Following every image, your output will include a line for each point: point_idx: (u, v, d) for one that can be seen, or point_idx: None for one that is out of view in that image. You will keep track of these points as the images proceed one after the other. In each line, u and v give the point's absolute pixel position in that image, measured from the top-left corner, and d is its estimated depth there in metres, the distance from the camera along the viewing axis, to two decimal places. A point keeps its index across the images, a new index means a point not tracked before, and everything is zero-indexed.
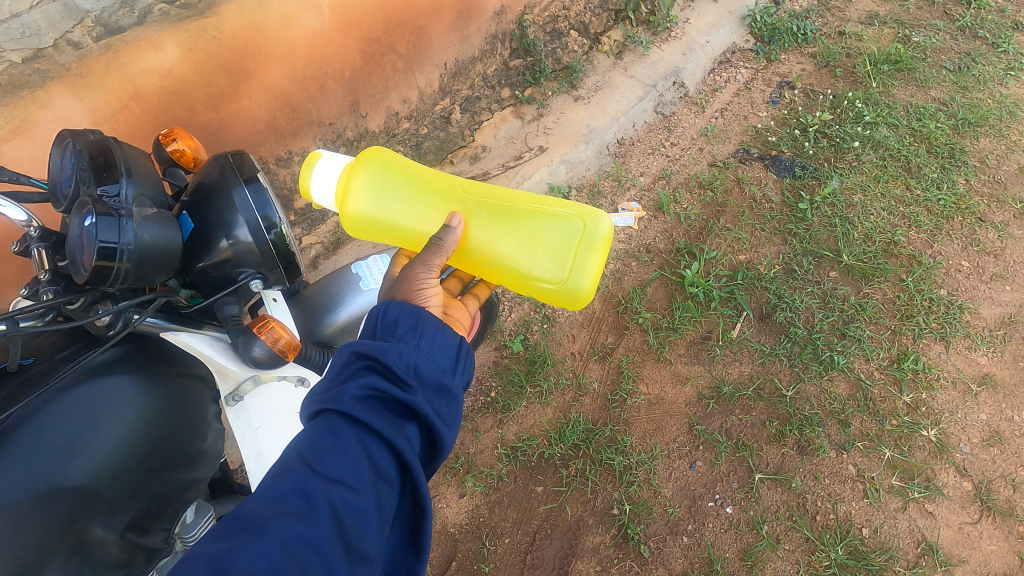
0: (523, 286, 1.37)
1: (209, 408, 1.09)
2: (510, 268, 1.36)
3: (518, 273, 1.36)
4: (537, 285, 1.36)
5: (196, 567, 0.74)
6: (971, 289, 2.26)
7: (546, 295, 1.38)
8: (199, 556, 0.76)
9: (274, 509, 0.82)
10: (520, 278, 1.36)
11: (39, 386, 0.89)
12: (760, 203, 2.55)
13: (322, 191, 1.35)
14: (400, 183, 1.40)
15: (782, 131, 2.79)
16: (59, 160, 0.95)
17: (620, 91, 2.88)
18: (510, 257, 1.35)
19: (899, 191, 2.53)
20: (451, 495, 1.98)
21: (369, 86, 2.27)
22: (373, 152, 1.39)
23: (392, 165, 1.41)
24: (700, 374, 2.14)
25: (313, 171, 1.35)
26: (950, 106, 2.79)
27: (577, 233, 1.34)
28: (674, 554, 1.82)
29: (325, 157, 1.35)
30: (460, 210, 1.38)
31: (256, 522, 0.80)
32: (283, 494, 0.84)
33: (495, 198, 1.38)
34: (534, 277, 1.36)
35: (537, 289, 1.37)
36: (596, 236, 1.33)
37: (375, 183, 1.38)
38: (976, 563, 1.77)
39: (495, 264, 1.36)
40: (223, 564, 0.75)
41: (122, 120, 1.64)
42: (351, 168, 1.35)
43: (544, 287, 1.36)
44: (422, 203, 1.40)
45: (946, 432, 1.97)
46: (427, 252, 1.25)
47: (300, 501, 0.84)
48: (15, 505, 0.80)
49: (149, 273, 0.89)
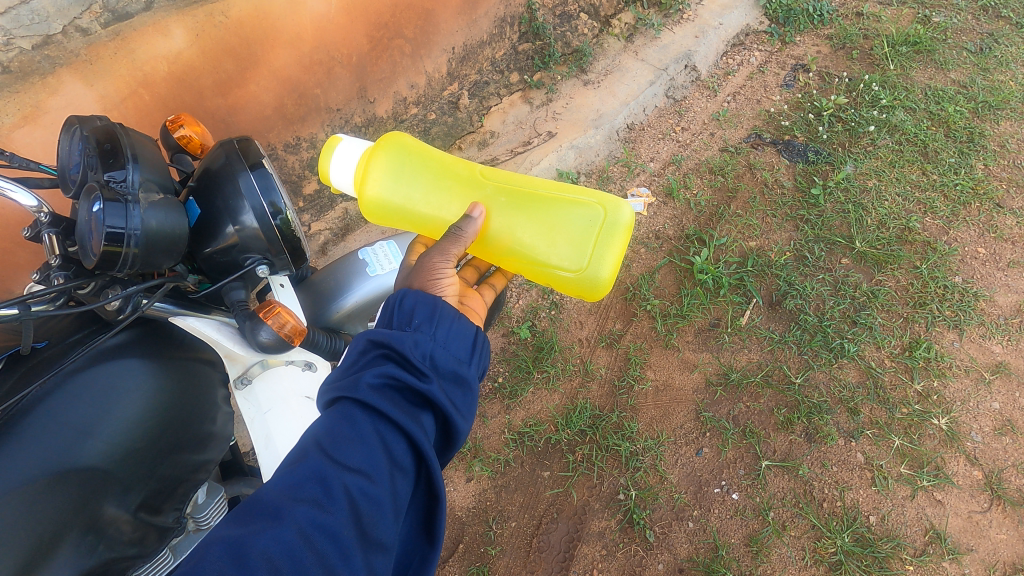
0: (542, 273, 1.37)
1: (218, 391, 1.10)
2: (530, 256, 1.36)
3: (538, 261, 1.36)
4: (556, 274, 1.36)
5: (214, 552, 0.76)
6: (986, 277, 2.22)
7: (564, 283, 1.37)
8: (216, 542, 0.77)
9: (292, 496, 0.84)
10: (540, 266, 1.36)
11: (52, 369, 0.91)
12: (772, 188, 2.52)
13: (340, 176, 1.35)
14: (420, 168, 1.40)
15: (796, 115, 2.74)
16: (67, 146, 0.95)
17: (631, 75, 2.84)
18: (529, 245, 1.35)
19: (915, 176, 2.48)
20: (458, 479, 2.00)
21: (376, 72, 2.26)
22: (393, 136, 1.39)
23: (411, 150, 1.40)
24: (708, 361, 2.13)
25: (331, 156, 1.35)
26: (969, 88, 2.72)
27: (599, 224, 1.33)
28: (679, 540, 1.83)
29: (344, 142, 1.34)
30: (479, 197, 1.37)
31: (274, 508, 0.82)
32: (300, 481, 0.86)
33: (515, 185, 1.38)
34: (553, 266, 1.35)
35: (555, 277, 1.37)
36: (616, 225, 1.32)
37: (394, 168, 1.38)
38: (984, 552, 1.75)
39: (515, 251, 1.36)
40: (242, 549, 0.76)
41: (131, 106, 1.65)
42: (369, 154, 1.35)
43: (562, 275, 1.36)
44: (440, 189, 1.40)
45: (957, 421, 1.95)
46: (444, 241, 1.24)
47: (317, 488, 0.85)
48: (31, 483, 0.83)
49: (157, 258, 0.90)
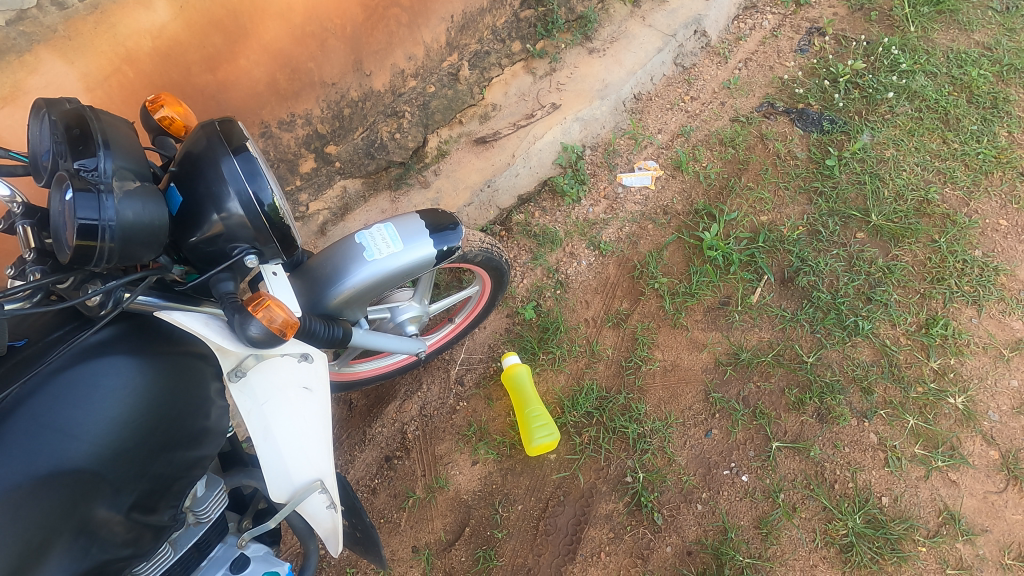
0: (524, 406, 1.97)
1: (211, 385, 1.05)
2: (525, 386, 2.00)
3: (533, 397, 1.99)
4: (534, 410, 1.96)
5: None
6: (1008, 250, 2.13)
7: (524, 427, 1.97)
8: None
9: None
10: (535, 401, 1.98)
11: (34, 369, 0.88)
12: (785, 159, 2.43)
13: None
14: None
15: (810, 82, 2.62)
16: (37, 132, 0.90)
17: (638, 42, 2.70)
18: (525, 381, 2.00)
19: (935, 145, 2.38)
20: (464, 462, 1.99)
21: (372, 43, 2.15)
22: None
23: None
24: (717, 341, 2.09)
25: None
26: (994, 51, 2.58)
27: (545, 430, 1.93)
28: (688, 522, 1.80)
29: None
30: None
31: None
32: None
33: None
34: (538, 407, 1.97)
35: (529, 416, 1.95)
36: (546, 441, 1.91)
37: None
38: (1000, 533, 1.68)
39: (510, 388, 2.03)
40: None
41: (116, 84, 1.59)
42: None
43: (538, 415, 1.95)
44: None
45: (974, 400, 1.88)
46: None
47: None
48: (16, 489, 0.81)
49: (136, 251, 0.85)
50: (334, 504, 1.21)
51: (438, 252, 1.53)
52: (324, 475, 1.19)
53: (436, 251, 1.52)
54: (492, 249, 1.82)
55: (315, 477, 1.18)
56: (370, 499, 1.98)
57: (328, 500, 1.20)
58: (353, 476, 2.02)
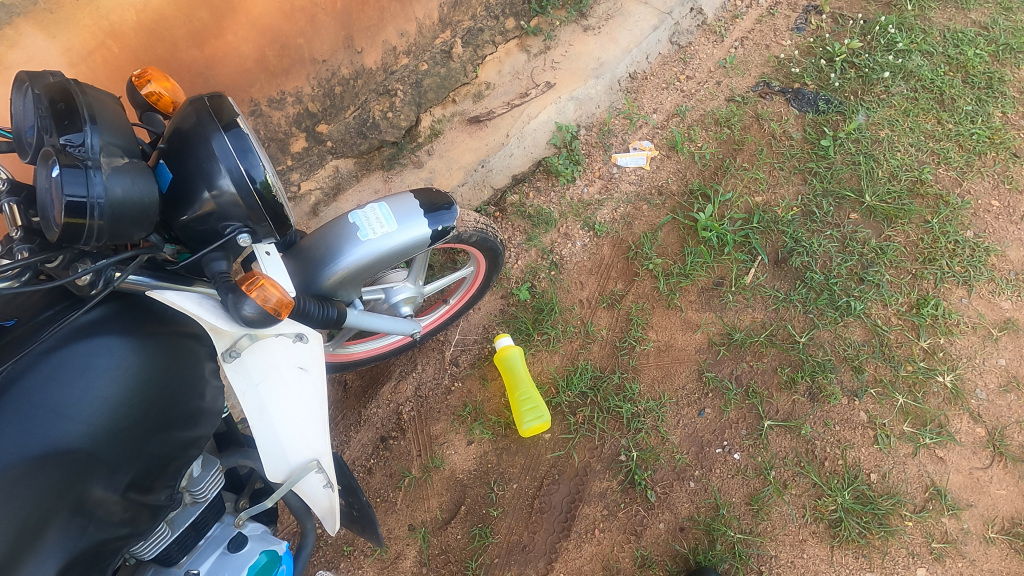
0: (515, 388, 1.99)
1: (206, 364, 1.04)
2: (517, 368, 2.00)
3: (525, 379, 2.00)
4: (524, 394, 1.97)
5: None
6: (999, 231, 2.14)
7: (514, 409, 1.99)
8: None
9: None
10: (525, 384, 1.99)
11: (24, 348, 0.87)
12: (780, 140, 2.42)
13: None
14: None
15: (807, 61, 2.60)
16: (20, 106, 0.88)
17: (633, 19, 2.65)
18: (517, 363, 2.01)
19: (929, 125, 2.38)
20: (459, 442, 2.00)
21: (363, 19, 2.10)
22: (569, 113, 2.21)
23: None
24: (711, 321, 2.10)
25: None
26: (991, 30, 2.56)
27: (536, 412, 1.95)
28: (680, 499, 1.83)
29: None
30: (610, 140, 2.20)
31: None
32: None
33: None
34: (529, 389, 1.98)
35: (518, 399, 1.97)
36: (537, 423, 1.93)
37: None
38: (984, 508, 1.72)
39: (502, 370, 2.03)
40: None
41: (100, 59, 1.57)
42: None
43: (528, 398, 1.97)
44: None
45: (962, 378, 1.90)
46: None
47: None
48: (10, 468, 0.81)
49: (126, 229, 0.83)
50: (331, 483, 1.22)
51: (432, 231, 1.51)
52: (321, 455, 1.19)
53: (430, 231, 1.51)
54: (486, 229, 1.81)
55: (312, 457, 1.18)
56: (366, 479, 2.00)
57: (326, 479, 1.21)
58: (349, 456, 2.03)
